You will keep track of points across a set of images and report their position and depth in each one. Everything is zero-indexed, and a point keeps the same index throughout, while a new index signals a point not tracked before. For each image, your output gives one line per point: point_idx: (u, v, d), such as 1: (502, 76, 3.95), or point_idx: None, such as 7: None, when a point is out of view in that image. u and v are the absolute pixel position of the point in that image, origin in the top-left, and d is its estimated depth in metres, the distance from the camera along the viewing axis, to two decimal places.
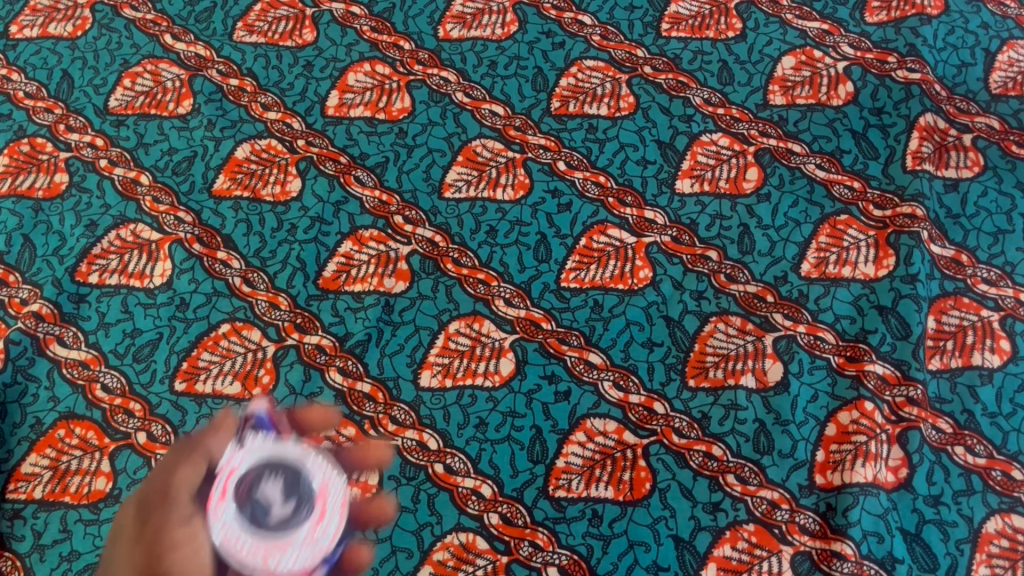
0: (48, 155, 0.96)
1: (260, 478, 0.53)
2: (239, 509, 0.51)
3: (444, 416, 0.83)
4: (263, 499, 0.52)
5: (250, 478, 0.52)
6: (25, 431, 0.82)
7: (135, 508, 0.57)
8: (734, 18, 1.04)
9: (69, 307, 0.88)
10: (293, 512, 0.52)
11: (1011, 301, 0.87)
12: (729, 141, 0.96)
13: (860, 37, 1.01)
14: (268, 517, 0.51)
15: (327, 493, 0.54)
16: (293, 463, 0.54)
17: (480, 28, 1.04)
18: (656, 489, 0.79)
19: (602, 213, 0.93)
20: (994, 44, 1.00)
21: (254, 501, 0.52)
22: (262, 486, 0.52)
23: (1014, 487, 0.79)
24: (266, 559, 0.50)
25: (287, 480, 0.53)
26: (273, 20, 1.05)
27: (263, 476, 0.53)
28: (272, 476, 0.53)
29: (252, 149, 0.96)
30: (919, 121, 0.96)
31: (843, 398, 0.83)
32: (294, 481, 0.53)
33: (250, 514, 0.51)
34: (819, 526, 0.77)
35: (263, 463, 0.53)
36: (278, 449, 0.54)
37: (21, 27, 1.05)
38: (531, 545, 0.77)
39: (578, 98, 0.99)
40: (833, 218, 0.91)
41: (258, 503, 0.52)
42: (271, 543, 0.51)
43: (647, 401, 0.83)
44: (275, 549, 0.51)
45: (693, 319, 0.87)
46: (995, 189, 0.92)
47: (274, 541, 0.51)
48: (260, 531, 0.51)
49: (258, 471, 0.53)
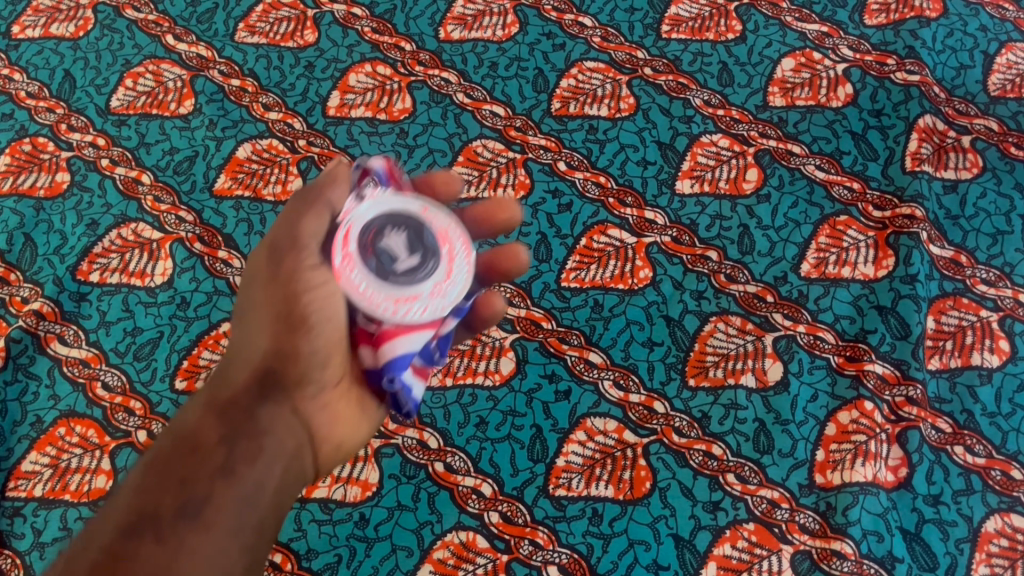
0: (49, 155, 0.96)
1: (384, 229, 0.59)
2: (368, 254, 0.58)
3: (444, 415, 0.83)
4: (390, 246, 0.58)
5: (375, 228, 0.59)
6: (26, 429, 0.82)
7: (264, 249, 0.63)
8: (734, 20, 1.04)
9: (69, 306, 0.88)
10: (419, 259, 0.59)
11: (1010, 301, 0.87)
12: (729, 142, 0.96)
13: (859, 39, 1.02)
14: (396, 260, 0.58)
15: (448, 240, 0.60)
16: (414, 217, 0.60)
17: (481, 29, 1.04)
18: (656, 488, 0.79)
19: (603, 213, 0.93)
20: (992, 46, 1.01)
21: (381, 248, 0.58)
22: (387, 236, 0.59)
23: (1013, 487, 0.79)
24: (396, 304, 0.58)
25: (410, 232, 0.60)
26: (274, 21, 1.05)
27: (387, 228, 0.59)
28: (394, 230, 0.59)
29: (253, 149, 0.96)
30: (918, 123, 0.96)
31: (842, 398, 0.83)
32: (417, 233, 0.60)
33: (378, 259, 0.58)
34: (819, 525, 0.78)
35: (387, 216, 0.60)
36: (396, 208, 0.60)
37: (24, 27, 1.05)
38: (531, 544, 0.77)
39: (578, 99, 0.99)
40: (832, 219, 0.92)
41: (386, 247, 0.58)
42: (400, 283, 0.58)
43: (647, 400, 0.83)
44: (402, 286, 0.58)
45: (693, 319, 0.87)
46: (994, 190, 0.93)
47: (401, 281, 0.58)
48: (389, 273, 0.58)
49: (382, 223, 0.59)
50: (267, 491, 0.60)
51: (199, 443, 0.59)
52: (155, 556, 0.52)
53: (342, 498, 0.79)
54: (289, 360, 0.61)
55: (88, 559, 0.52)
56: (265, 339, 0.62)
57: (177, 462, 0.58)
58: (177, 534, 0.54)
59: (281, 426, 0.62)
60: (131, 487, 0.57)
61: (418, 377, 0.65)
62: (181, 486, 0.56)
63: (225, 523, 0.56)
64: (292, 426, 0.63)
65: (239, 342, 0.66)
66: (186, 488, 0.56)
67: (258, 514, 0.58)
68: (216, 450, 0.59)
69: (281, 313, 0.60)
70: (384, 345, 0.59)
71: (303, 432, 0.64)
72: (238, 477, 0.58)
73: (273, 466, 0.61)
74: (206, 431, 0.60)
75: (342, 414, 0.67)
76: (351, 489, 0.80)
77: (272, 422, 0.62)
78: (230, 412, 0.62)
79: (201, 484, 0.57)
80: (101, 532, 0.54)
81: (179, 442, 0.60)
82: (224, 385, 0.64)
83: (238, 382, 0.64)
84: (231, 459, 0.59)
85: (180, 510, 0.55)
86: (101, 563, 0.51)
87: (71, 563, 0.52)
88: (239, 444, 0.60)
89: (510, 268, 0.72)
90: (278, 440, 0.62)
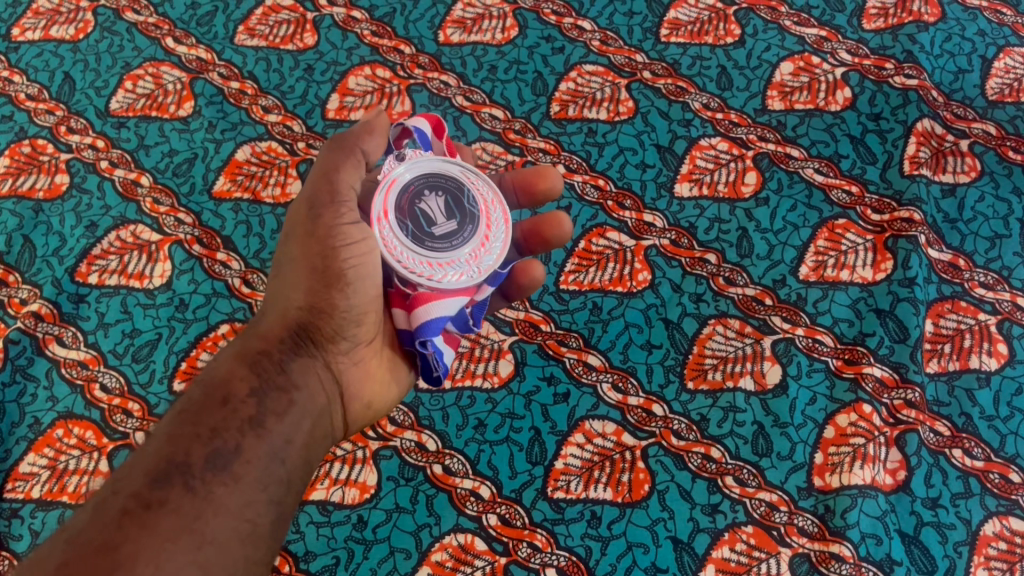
0: (49, 157, 0.96)
1: (421, 198, 0.68)
2: (405, 218, 0.67)
3: (443, 417, 0.83)
4: (426, 213, 0.68)
5: (412, 196, 0.68)
6: (24, 431, 0.82)
7: (300, 209, 0.66)
8: (733, 24, 1.04)
9: (68, 307, 0.88)
10: (451, 226, 0.68)
11: (1008, 304, 0.87)
12: (727, 146, 0.96)
13: (857, 43, 1.02)
14: (430, 225, 0.67)
15: (481, 212, 0.69)
16: (449, 189, 0.69)
17: (480, 33, 1.04)
18: (654, 491, 0.79)
19: (602, 216, 0.93)
20: (990, 50, 1.01)
21: (417, 214, 0.68)
22: (423, 204, 0.68)
23: (1012, 490, 0.79)
24: (430, 269, 0.67)
25: (444, 202, 0.69)
26: (274, 24, 1.05)
27: (424, 197, 0.68)
28: (428, 206, 0.68)
29: (253, 152, 0.97)
30: (917, 127, 0.96)
31: (841, 401, 0.83)
32: (451, 203, 0.69)
33: (415, 224, 0.67)
34: (818, 528, 0.77)
35: (424, 187, 0.69)
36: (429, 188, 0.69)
37: (24, 29, 1.05)
38: (530, 546, 0.77)
39: (577, 103, 1.00)
40: (831, 223, 0.92)
41: (421, 214, 0.67)
42: (434, 246, 0.67)
43: (646, 403, 0.83)
44: (436, 250, 0.67)
45: (692, 321, 0.87)
46: (992, 194, 0.93)
47: (435, 245, 0.67)
48: (425, 237, 0.67)
49: (419, 192, 0.68)
50: (293, 444, 0.62)
51: (230, 392, 0.61)
52: (189, 503, 0.54)
53: (340, 500, 0.79)
54: (324, 314, 0.66)
55: (121, 502, 0.52)
56: (300, 293, 0.67)
57: (206, 411, 0.60)
58: (207, 483, 0.55)
59: (310, 379, 0.66)
60: (161, 432, 0.58)
61: (449, 343, 0.73)
62: (213, 433, 0.58)
63: (254, 472, 0.58)
64: (319, 382, 0.67)
65: (271, 298, 0.69)
66: (218, 436, 0.58)
67: (284, 465, 0.61)
68: (248, 401, 0.61)
69: (317, 267, 0.64)
70: (420, 309, 0.67)
71: (332, 389, 0.68)
72: (268, 431, 0.61)
73: (300, 420, 0.64)
74: (236, 382, 0.62)
75: (368, 373, 0.71)
76: (349, 491, 0.80)
77: (302, 376, 0.65)
78: (261, 363, 0.65)
79: (232, 433, 0.59)
80: (132, 475, 0.55)
81: (210, 389, 0.62)
82: (254, 339, 0.67)
83: (270, 335, 0.67)
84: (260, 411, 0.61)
85: (213, 457, 0.57)
86: (134, 508, 0.52)
87: (99, 505, 0.53)
88: (269, 397, 0.63)
89: (553, 236, 0.80)
90: (306, 393, 0.65)
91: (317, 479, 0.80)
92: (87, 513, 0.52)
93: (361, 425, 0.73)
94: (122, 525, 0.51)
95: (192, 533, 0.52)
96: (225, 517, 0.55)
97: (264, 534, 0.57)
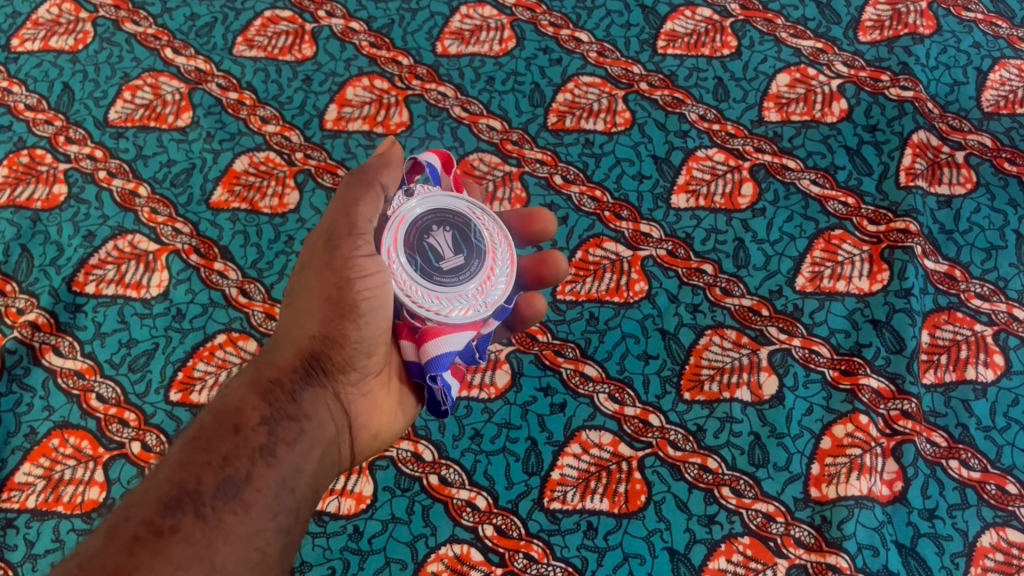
0: (47, 167, 0.96)
1: (428, 232, 0.68)
2: (413, 253, 0.67)
3: (439, 427, 0.83)
4: (433, 248, 0.67)
5: (421, 231, 0.68)
6: (19, 441, 0.82)
7: (318, 238, 0.66)
8: (729, 36, 1.05)
9: (65, 317, 0.88)
10: (458, 261, 0.68)
11: (1005, 316, 0.87)
12: (724, 157, 0.97)
13: (853, 55, 1.03)
14: (437, 260, 0.67)
15: (487, 249, 0.69)
16: (456, 225, 0.69)
17: (478, 44, 1.05)
18: (651, 501, 0.79)
19: (599, 226, 0.93)
20: (986, 63, 1.02)
21: (425, 249, 0.67)
22: (431, 239, 0.68)
23: (1008, 501, 0.79)
24: (439, 305, 0.66)
25: (451, 237, 0.69)
26: (273, 35, 1.06)
27: (432, 232, 0.68)
28: (437, 239, 0.68)
29: (250, 162, 0.97)
30: (913, 138, 0.97)
31: (838, 411, 0.83)
32: (458, 239, 0.69)
33: (422, 258, 0.67)
34: (814, 539, 0.77)
35: (432, 221, 0.68)
36: (439, 220, 0.69)
37: (23, 40, 1.06)
38: (526, 557, 0.77)
39: (575, 114, 1.00)
40: (827, 233, 0.92)
41: (429, 249, 0.67)
42: (441, 281, 0.67)
43: (643, 413, 0.83)
44: (443, 286, 0.67)
45: (689, 332, 0.87)
46: (988, 205, 0.93)
47: (442, 280, 0.67)
48: (432, 272, 0.67)
49: (427, 227, 0.68)
50: (302, 473, 0.63)
51: (241, 420, 0.63)
52: (198, 531, 0.55)
53: (335, 510, 0.79)
54: (335, 345, 0.66)
55: (133, 528, 0.55)
56: (314, 322, 0.66)
57: (217, 440, 0.61)
58: (217, 511, 0.57)
59: (320, 409, 0.66)
60: (173, 457, 0.60)
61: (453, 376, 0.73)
62: (223, 460, 0.60)
63: (263, 500, 0.60)
64: (329, 412, 0.67)
65: (285, 325, 0.69)
66: (228, 465, 0.59)
67: (293, 494, 0.62)
68: (258, 431, 0.62)
69: (331, 298, 0.64)
70: (431, 343, 0.67)
71: (342, 420, 0.68)
72: (278, 461, 0.62)
73: (309, 449, 0.64)
74: (248, 411, 0.63)
75: (377, 403, 0.72)
76: (345, 501, 0.79)
77: (313, 406, 0.66)
78: (273, 392, 0.65)
79: (242, 462, 0.60)
80: (144, 501, 0.56)
81: (222, 416, 0.63)
82: (265, 367, 0.67)
83: (282, 362, 0.67)
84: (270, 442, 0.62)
85: (223, 486, 0.58)
86: (146, 535, 0.54)
87: (111, 531, 0.55)
88: (279, 427, 0.64)
89: (550, 274, 0.80)
90: (316, 422, 0.66)
91: None
92: (100, 538, 0.55)
93: (369, 453, 0.73)
94: (133, 551, 0.53)
95: (201, 561, 0.54)
96: (234, 545, 0.56)
97: (272, 561, 0.58)
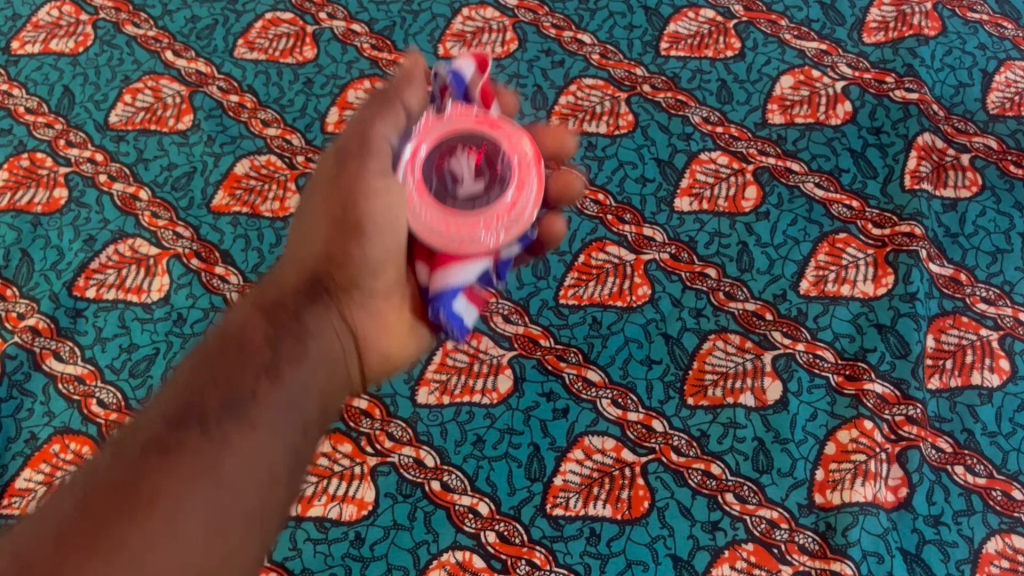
0: (47, 170, 0.96)
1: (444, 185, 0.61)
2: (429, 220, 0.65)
3: (441, 433, 0.82)
4: (449, 212, 0.64)
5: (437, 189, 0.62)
6: (20, 446, 0.82)
7: (330, 154, 0.64)
8: (733, 37, 1.04)
9: (66, 322, 0.88)
10: (478, 225, 0.65)
11: (1010, 320, 0.87)
12: (727, 160, 0.96)
13: (858, 57, 1.02)
14: (454, 226, 0.65)
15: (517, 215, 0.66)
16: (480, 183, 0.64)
17: (480, 46, 1.04)
18: (654, 508, 0.79)
19: (602, 230, 0.93)
20: (991, 64, 1.01)
21: (441, 212, 0.64)
22: (449, 197, 0.63)
23: (1015, 507, 0.78)
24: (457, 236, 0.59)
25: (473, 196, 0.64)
26: (274, 38, 1.05)
27: (449, 185, 0.62)
28: (458, 158, 0.60)
29: (251, 165, 0.96)
30: (917, 140, 0.96)
31: (842, 417, 0.82)
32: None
33: (438, 225, 0.65)
34: (818, 546, 0.77)
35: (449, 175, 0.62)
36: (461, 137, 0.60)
37: (24, 43, 1.05)
38: (529, 564, 0.77)
39: (577, 116, 1.00)
40: (831, 237, 0.91)
41: (445, 213, 0.64)
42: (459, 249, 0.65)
43: (645, 418, 0.83)
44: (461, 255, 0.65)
45: (692, 336, 0.87)
46: (994, 208, 0.93)
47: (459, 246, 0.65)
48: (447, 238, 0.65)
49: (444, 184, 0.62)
50: (312, 394, 0.60)
51: (244, 339, 0.59)
52: (205, 445, 0.53)
53: (337, 517, 0.79)
54: (342, 263, 0.63)
55: (140, 444, 0.52)
56: (320, 242, 0.64)
57: (214, 365, 0.58)
58: (223, 428, 0.54)
59: (325, 327, 0.63)
60: (178, 375, 0.58)
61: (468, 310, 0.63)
62: (223, 386, 0.56)
63: (271, 420, 0.57)
64: (336, 332, 0.64)
65: (303, 245, 0.66)
66: (231, 386, 0.56)
67: (301, 414, 0.59)
68: (263, 348, 0.59)
69: (337, 218, 0.62)
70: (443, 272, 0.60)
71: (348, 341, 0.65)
72: (285, 378, 0.59)
73: (317, 369, 0.62)
74: (255, 329, 0.60)
75: (388, 326, 0.68)
76: (346, 507, 0.79)
77: (317, 324, 0.63)
78: (280, 314, 0.62)
79: (247, 378, 0.57)
80: (150, 419, 0.54)
81: (226, 338, 0.60)
82: (272, 288, 0.65)
83: (288, 281, 0.65)
84: (270, 370, 0.58)
85: (227, 405, 0.55)
86: (152, 449, 0.52)
87: (118, 446, 0.52)
88: (285, 344, 0.61)
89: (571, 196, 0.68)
90: (321, 341, 0.63)
91: (315, 495, 0.80)
92: (106, 453, 0.52)
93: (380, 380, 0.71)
94: (140, 462, 0.51)
95: (208, 475, 0.51)
96: (242, 461, 0.53)
97: (282, 481, 0.56)
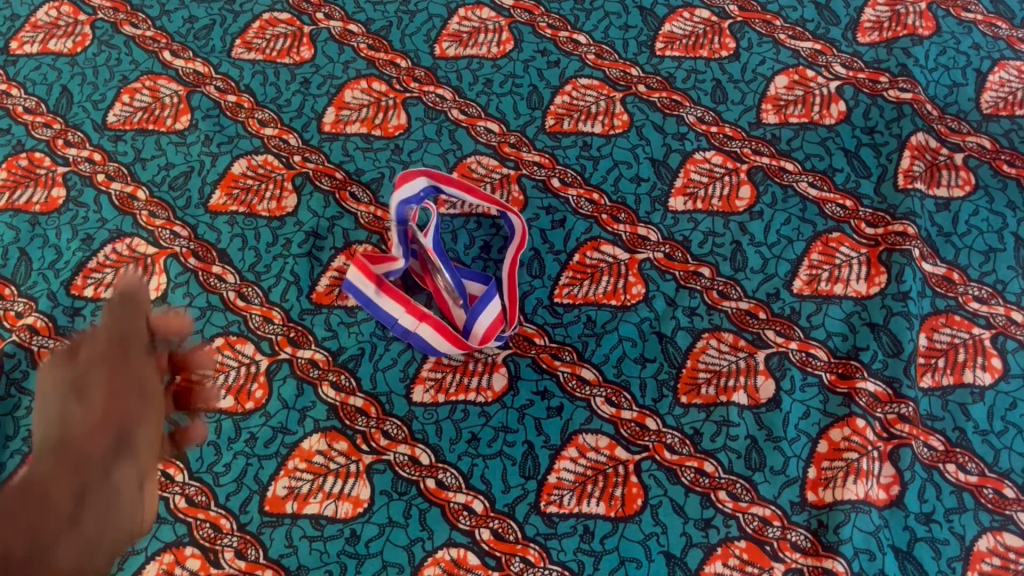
0: (46, 170, 0.97)
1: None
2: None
3: (437, 431, 0.83)
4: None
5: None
6: (17, 444, 0.82)
7: (103, 330, 0.72)
8: (728, 37, 1.05)
9: (64, 321, 0.88)
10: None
11: (1002, 319, 0.87)
12: (722, 159, 0.97)
13: (852, 57, 1.02)
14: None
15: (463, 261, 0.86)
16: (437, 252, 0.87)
17: (476, 46, 1.05)
18: (647, 505, 0.79)
19: (596, 229, 0.93)
20: (985, 64, 1.01)
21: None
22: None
23: (1006, 505, 0.79)
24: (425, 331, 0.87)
25: (439, 262, 0.87)
26: (271, 38, 1.06)
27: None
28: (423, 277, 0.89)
29: (249, 165, 0.97)
30: (911, 140, 0.97)
31: (834, 415, 0.83)
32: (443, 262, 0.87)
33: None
34: (810, 543, 0.78)
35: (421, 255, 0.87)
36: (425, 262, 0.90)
37: (22, 43, 1.06)
38: (522, 561, 0.77)
39: (572, 116, 1.00)
40: (825, 236, 0.92)
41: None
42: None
43: (639, 416, 0.83)
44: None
45: (686, 335, 0.87)
46: (986, 208, 0.93)
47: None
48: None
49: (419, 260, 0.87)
50: (133, 485, 0.69)
51: (82, 447, 0.67)
52: (75, 531, 0.64)
53: (333, 514, 0.79)
54: (134, 397, 0.71)
55: (69, 496, 0.65)
56: (102, 372, 0.70)
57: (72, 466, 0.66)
58: (68, 525, 0.64)
59: (150, 434, 0.72)
60: (45, 464, 0.66)
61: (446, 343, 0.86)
62: None
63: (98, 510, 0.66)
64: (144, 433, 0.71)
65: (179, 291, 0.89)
66: (75, 494, 0.65)
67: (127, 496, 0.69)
68: (97, 447, 0.67)
69: (139, 387, 0.71)
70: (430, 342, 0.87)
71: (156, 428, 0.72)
72: (110, 483, 0.67)
73: (130, 467, 0.69)
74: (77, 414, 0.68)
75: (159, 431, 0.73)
76: (342, 505, 0.80)
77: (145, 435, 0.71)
78: (87, 469, 0.66)
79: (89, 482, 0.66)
80: (62, 483, 0.65)
81: (62, 451, 0.66)
82: (112, 395, 0.69)
83: (92, 413, 0.69)
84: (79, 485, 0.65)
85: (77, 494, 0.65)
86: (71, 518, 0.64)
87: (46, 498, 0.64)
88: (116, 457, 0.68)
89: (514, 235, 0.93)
90: (145, 442, 0.71)
91: (311, 493, 0.80)
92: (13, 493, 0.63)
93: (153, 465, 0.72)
94: (70, 527, 0.64)
95: (85, 553, 0.65)
96: (80, 546, 0.64)
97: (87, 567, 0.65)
